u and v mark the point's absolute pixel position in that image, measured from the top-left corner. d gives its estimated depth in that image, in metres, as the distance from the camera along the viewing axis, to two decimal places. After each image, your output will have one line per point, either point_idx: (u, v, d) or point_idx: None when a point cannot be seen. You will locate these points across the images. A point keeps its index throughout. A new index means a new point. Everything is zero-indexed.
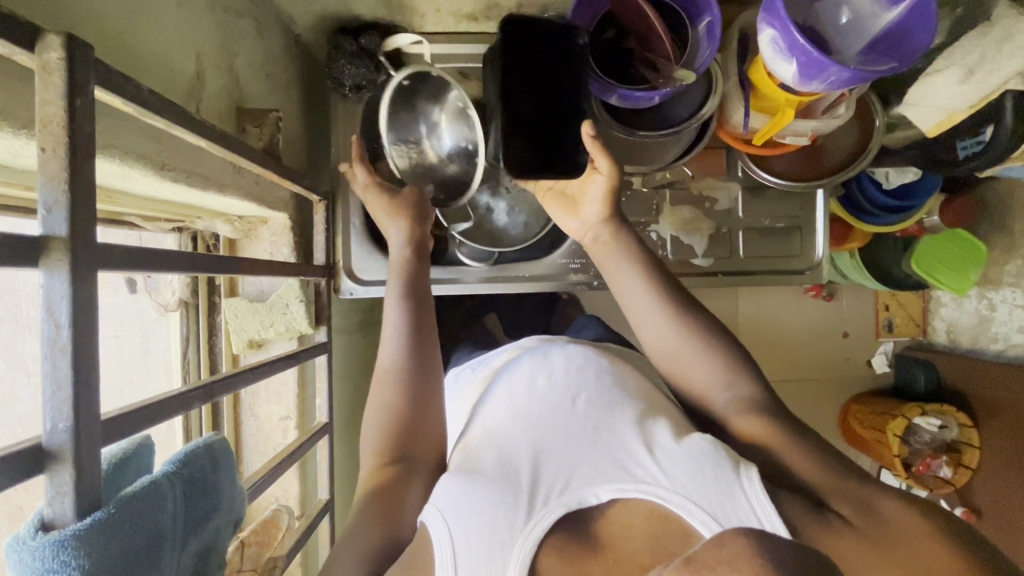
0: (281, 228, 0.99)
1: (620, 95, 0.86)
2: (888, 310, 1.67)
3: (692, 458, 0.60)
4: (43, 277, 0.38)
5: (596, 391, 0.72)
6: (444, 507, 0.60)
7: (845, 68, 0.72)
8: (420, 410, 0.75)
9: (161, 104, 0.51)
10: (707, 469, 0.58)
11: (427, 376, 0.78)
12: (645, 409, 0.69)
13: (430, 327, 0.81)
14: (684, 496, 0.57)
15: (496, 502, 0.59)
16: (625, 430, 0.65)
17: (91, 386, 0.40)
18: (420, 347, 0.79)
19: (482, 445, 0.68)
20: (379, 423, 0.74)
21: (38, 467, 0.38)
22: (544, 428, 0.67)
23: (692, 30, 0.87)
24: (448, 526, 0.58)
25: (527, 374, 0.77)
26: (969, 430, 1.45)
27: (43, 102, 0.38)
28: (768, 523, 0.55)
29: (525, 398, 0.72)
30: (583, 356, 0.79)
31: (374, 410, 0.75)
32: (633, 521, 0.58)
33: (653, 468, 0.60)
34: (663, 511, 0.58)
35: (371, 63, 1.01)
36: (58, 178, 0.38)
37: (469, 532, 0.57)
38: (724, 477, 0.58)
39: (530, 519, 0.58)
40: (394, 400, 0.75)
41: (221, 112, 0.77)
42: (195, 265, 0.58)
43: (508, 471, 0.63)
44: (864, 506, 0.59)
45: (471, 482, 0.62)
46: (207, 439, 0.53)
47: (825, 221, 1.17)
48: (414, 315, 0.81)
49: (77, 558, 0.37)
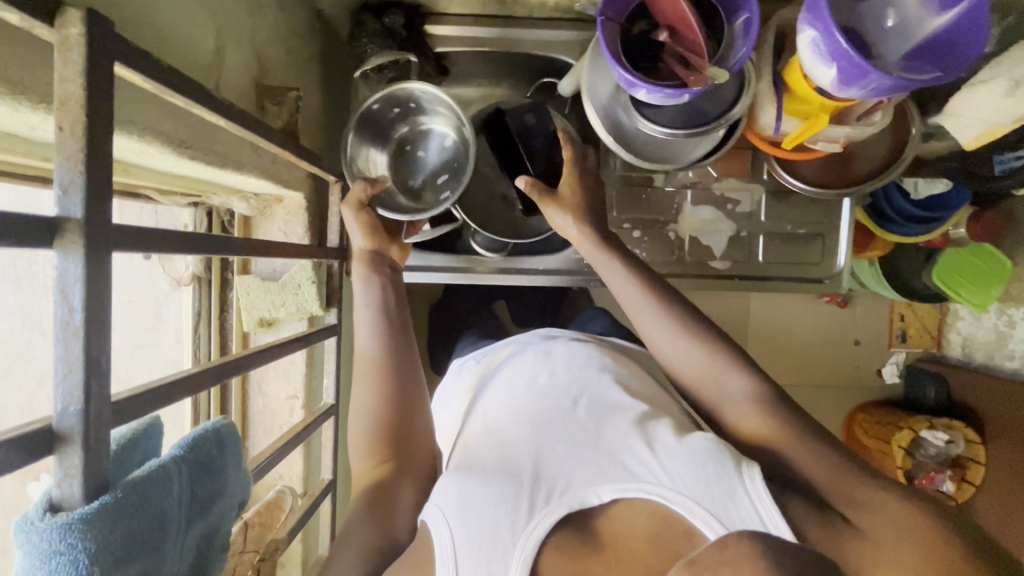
0: (296, 207, 0.98)
1: (649, 89, 0.82)
2: (903, 320, 1.64)
3: (693, 456, 0.59)
4: (57, 258, 0.38)
5: (597, 392, 0.72)
6: (446, 505, 0.60)
7: (886, 76, 0.69)
8: (404, 417, 0.75)
9: (178, 80, 0.49)
10: (709, 467, 0.57)
11: (410, 370, 0.78)
12: (648, 411, 0.69)
13: (408, 319, 0.81)
14: (684, 493, 0.56)
15: (498, 500, 0.59)
16: (624, 428, 0.65)
17: (102, 371, 0.40)
18: (400, 333, 0.79)
19: (483, 446, 0.68)
20: (367, 416, 0.74)
21: (48, 449, 0.38)
22: (543, 434, 0.67)
23: (728, 27, 0.84)
24: (451, 526, 0.58)
25: (528, 370, 0.77)
26: (976, 446, 1.42)
27: (62, 79, 0.37)
28: (770, 522, 0.54)
29: (525, 392, 0.74)
30: (585, 353, 0.79)
31: (360, 408, 0.75)
32: (635, 520, 0.57)
33: (654, 467, 0.59)
34: (665, 510, 0.56)
35: (395, 44, 0.99)
36: (75, 159, 0.38)
37: (470, 530, 0.57)
38: (727, 477, 0.56)
39: (531, 519, 0.58)
40: (378, 397, 0.75)
41: (241, 88, 0.75)
42: (208, 247, 0.57)
43: (510, 467, 0.63)
44: (854, 501, 0.57)
45: (472, 480, 0.62)
46: (216, 422, 0.53)
47: (850, 230, 1.13)
48: (391, 304, 0.81)
49: (83, 541, 0.37)
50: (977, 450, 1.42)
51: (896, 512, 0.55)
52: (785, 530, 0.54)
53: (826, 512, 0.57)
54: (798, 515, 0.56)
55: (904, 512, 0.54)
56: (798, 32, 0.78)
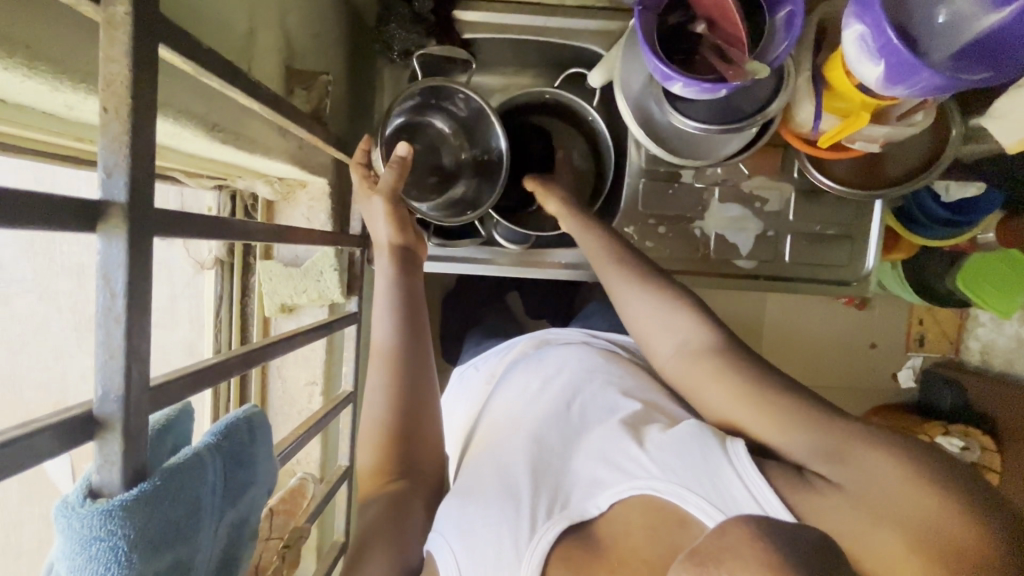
0: (319, 194, 0.98)
1: (685, 83, 0.80)
2: (922, 324, 1.60)
3: (677, 441, 0.57)
4: (100, 243, 0.37)
5: (590, 396, 0.72)
6: (448, 529, 0.62)
7: (938, 74, 0.67)
8: (414, 418, 0.73)
9: (216, 62, 0.48)
10: (693, 451, 0.55)
11: (420, 371, 0.75)
12: (639, 413, 0.66)
13: (420, 319, 0.78)
14: (674, 481, 0.55)
15: (499, 520, 0.59)
16: (612, 428, 0.64)
17: (143, 357, 0.39)
18: (412, 329, 0.76)
19: (484, 468, 0.68)
20: (379, 421, 0.72)
21: (89, 434, 0.38)
22: (544, 452, 0.66)
23: (769, 20, 0.81)
24: (454, 550, 0.60)
25: (523, 380, 0.79)
26: (991, 453, 1.39)
27: (107, 59, 0.36)
28: (764, 501, 0.51)
29: (521, 405, 0.75)
30: (576, 354, 0.80)
31: (373, 422, 0.73)
32: (632, 518, 0.56)
33: (645, 464, 0.58)
34: (659, 502, 0.55)
35: (423, 30, 0.98)
36: (120, 141, 0.37)
37: (474, 556, 0.58)
38: (711, 455, 0.54)
39: (533, 535, 0.57)
40: (387, 410, 0.73)
41: (272, 72, 0.74)
42: (240, 232, 0.57)
43: (508, 485, 0.63)
44: (834, 456, 0.52)
45: (472, 507, 0.62)
46: (246, 411, 0.52)
47: (881, 232, 1.11)
48: (401, 299, 0.77)
49: (123, 527, 0.37)
50: (993, 457, 1.38)
51: (878, 464, 0.49)
52: (780, 510, 0.50)
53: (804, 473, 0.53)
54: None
55: (892, 464, 0.49)
56: (844, 25, 0.75)
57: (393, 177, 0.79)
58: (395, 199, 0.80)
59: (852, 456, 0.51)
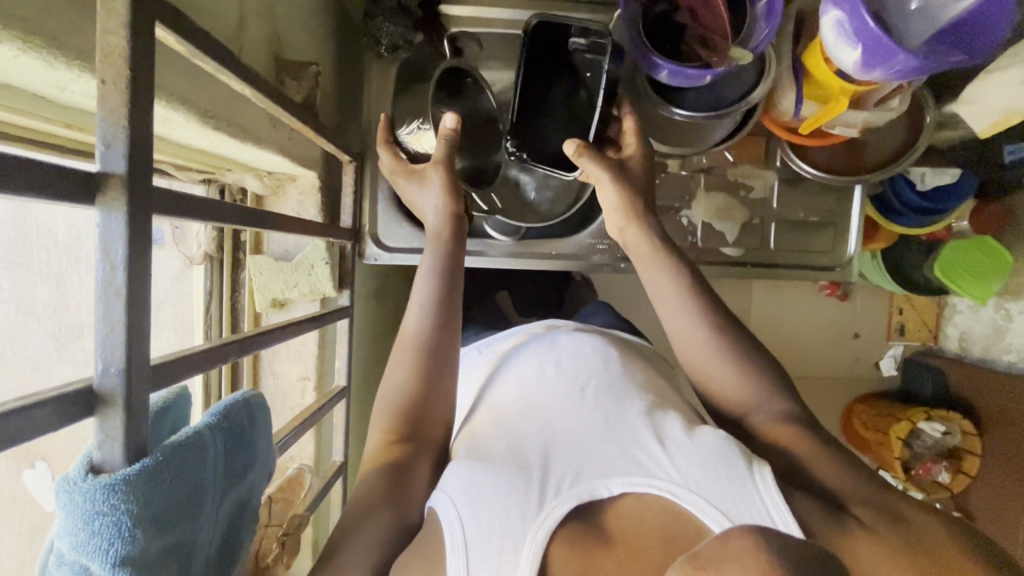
0: (309, 187, 0.97)
1: (670, 71, 0.82)
2: (901, 313, 1.65)
3: (702, 451, 0.60)
4: (99, 216, 0.37)
5: (603, 381, 0.72)
6: (455, 493, 0.60)
7: (913, 57, 0.69)
8: (432, 391, 0.71)
9: (209, 43, 0.48)
10: (720, 466, 0.58)
11: (443, 350, 0.73)
12: (654, 402, 0.70)
13: (455, 301, 0.76)
14: (695, 492, 0.57)
15: (510, 490, 0.59)
16: (633, 419, 0.66)
17: (144, 332, 0.39)
18: (445, 319, 0.74)
19: (492, 435, 0.67)
20: (397, 398, 0.71)
21: (89, 409, 0.37)
22: (556, 427, 0.66)
23: (749, 9, 0.83)
24: (459, 512, 0.58)
25: (534, 361, 0.78)
26: (971, 437, 1.43)
27: (105, 31, 0.36)
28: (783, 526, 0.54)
29: (535, 383, 0.74)
30: (590, 343, 0.80)
31: (390, 390, 0.72)
32: (645, 515, 0.58)
33: (666, 463, 0.60)
34: (676, 508, 0.57)
35: (411, 24, 0.98)
36: (117, 113, 0.37)
37: (481, 518, 0.57)
38: (737, 475, 0.57)
39: (543, 509, 0.58)
40: (406, 386, 0.71)
41: (262, 61, 0.75)
42: (234, 217, 0.56)
43: (518, 457, 0.63)
44: (889, 513, 0.58)
45: (484, 469, 0.61)
46: (246, 394, 0.52)
47: (861, 219, 1.14)
48: (443, 292, 0.75)
49: (127, 502, 0.37)
50: (974, 441, 1.43)
51: (931, 530, 0.56)
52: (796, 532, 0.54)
53: (837, 515, 0.57)
54: (800, 504, 0.56)
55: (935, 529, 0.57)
56: (822, 13, 0.78)
57: (445, 151, 0.83)
58: (450, 170, 0.82)
59: (904, 517, 0.57)
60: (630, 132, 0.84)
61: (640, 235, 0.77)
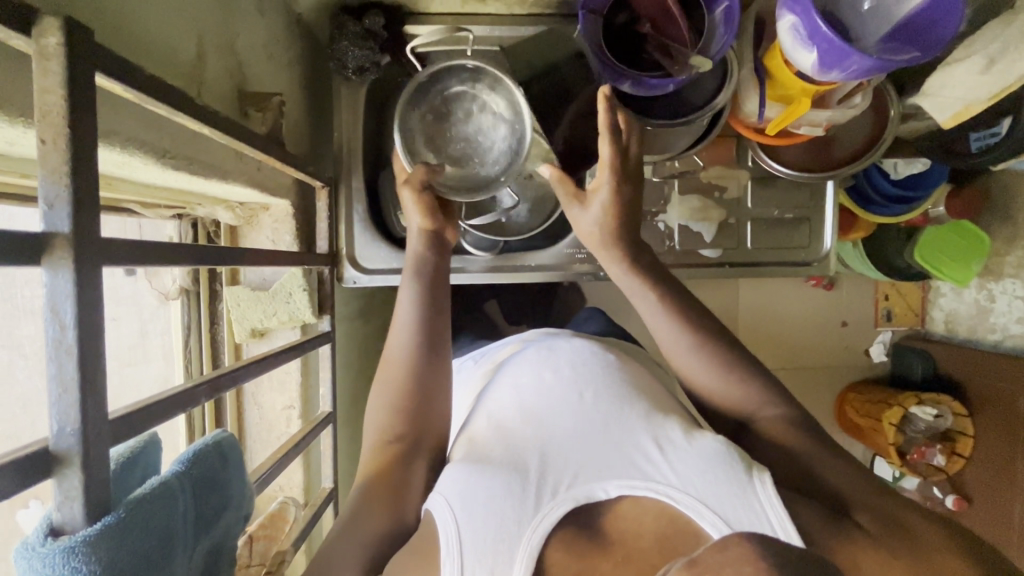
0: (282, 215, 0.97)
1: (633, 81, 0.81)
2: (888, 300, 1.66)
3: (700, 456, 0.59)
4: (46, 275, 0.37)
5: (603, 386, 0.71)
6: (451, 494, 0.59)
7: (867, 57, 0.70)
8: (423, 407, 0.71)
9: (161, 88, 0.48)
10: (718, 470, 0.57)
11: (435, 375, 0.73)
12: (654, 405, 0.68)
13: (443, 326, 0.75)
14: (691, 494, 0.56)
15: (503, 494, 0.58)
16: (633, 425, 0.65)
17: (99, 388, 0.39)
18: (429, 342, 0.73)
19: (490, 440, 0.67)
20: (388, 412, 0.70)
21: (45, 471, 0.37)
22: (556, 430, 0.65)
23: (708, 16, 0.82)
24: (454, 513, 0.57)
25: (533, 366, 0.76)
26: (963, 418, 1.44)
27: (43, 90, 0.36)
28: (779, 527, 0.54)
29: (534, 391, 0.72)
30: (589, 349, 0.78)
31: (383, 408, 0.71)
32: (643, 519, 0.57)
33: (663, 466, 0.59)
34: (673, 511, 0.56)
35: (376, 45, 0.97)
36: (59, 172, 0.37)
37: (476, 521, 0.57)
38: (734, 477, 0.57)
39: (539, 510, 0.58)
40: (400, 401, 0.71)
41: (223, 96, 0.74)
42: (198, 258, 0.56)
43: (516, 462, 0.62)
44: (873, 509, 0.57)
45: (480, 472, 0.61)
46: (217, 435, 0.52)
47: (836, 213, 1.15)
48: (426, 319, 0.74)
49: (88, 563, 0.36)
50: (966, 423, 1.44)
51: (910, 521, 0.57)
52: (792, 533, 0.54)
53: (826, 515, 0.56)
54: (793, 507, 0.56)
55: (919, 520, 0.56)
56: (777, 16, 0.79)
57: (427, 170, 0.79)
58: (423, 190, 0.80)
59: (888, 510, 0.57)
60: (603, 160, 0.74)
61: (617, 261, 0.75)
